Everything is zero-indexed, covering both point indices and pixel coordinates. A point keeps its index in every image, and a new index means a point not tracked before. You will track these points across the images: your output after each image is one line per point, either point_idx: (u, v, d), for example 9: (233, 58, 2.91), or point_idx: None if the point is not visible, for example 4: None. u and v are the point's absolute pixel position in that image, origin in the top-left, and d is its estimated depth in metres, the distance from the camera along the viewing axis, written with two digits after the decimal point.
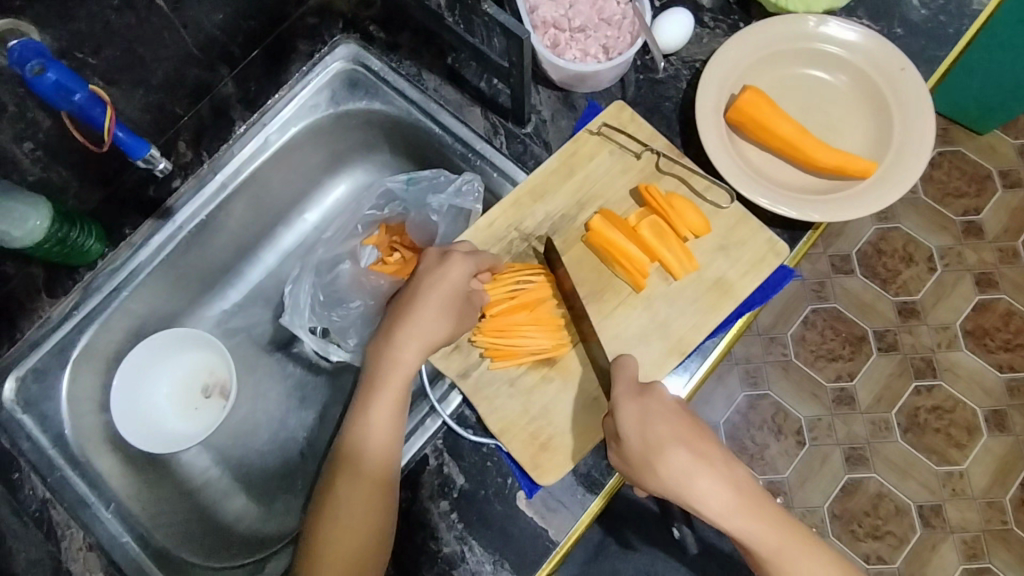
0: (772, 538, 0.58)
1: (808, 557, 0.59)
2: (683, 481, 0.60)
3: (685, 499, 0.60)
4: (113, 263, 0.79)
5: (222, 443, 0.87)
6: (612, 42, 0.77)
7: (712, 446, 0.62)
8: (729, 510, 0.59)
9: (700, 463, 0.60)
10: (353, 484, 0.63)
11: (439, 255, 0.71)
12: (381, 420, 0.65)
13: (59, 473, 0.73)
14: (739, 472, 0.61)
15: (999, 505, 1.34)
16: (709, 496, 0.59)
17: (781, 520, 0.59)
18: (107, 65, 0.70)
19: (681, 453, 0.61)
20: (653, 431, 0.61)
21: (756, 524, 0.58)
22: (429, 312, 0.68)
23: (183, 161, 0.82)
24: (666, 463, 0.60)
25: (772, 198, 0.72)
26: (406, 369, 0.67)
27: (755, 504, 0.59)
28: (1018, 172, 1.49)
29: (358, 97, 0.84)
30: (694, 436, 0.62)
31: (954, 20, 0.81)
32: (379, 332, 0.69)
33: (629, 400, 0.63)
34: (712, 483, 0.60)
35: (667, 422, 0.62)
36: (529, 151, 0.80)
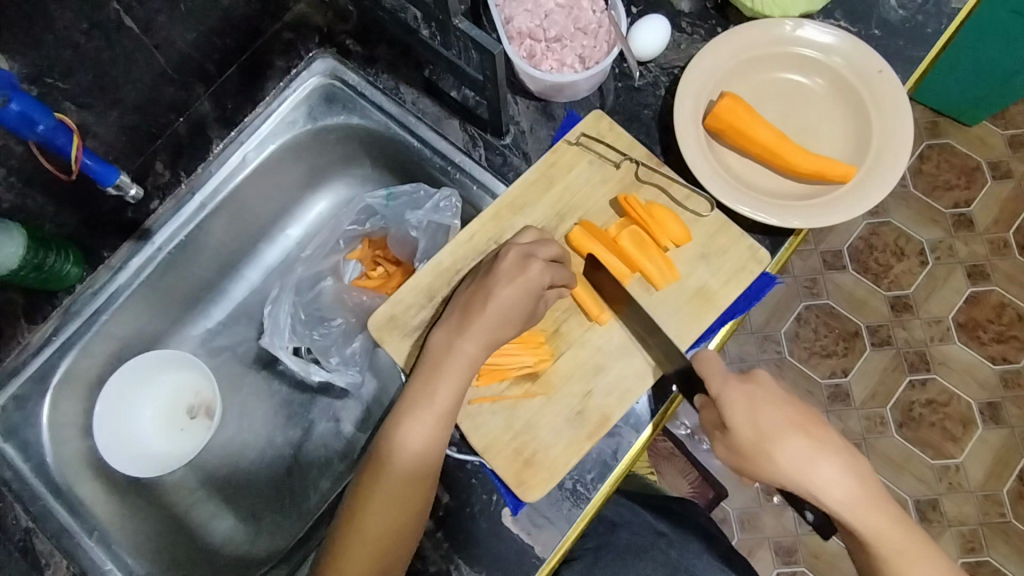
0: (892, 532, 0.60)
1: (926, 559, 0.60)
2: (801, 467, 0.61)
3: (803, 486, 0.62)
4: (93, 286, 0.79)
5: (209, 463, 0.87)
6: (589, 51, 0.76)
7: (830, 436, 0.64)
8: (851, 501, 0.61)
9: (820, 451, 0.62)
10: (394, 476, 0.63)
11: (521, 255, 0.67)
12: (422, 421, 0.64)
13: (42, 501, 0.73)
14: (858, 464, 0.63)
15: (996, 498, 1.34)
16: (829, 484, 0.61)
17: (899, 516, 0.61)
18: (78, 90, 0.69)
19: (798, 440, 0.62)
20: (766, 421, 0.62)
21: (876, 516, 0.60)
22: (500, 317, 0.65)
23: (160, 182, 0.82)
24: (783, 450, 0.62)
25: (752, 205, 0.71)
26: (461, 372, 0.65)
27: (873, 495, 0.61)
28: (1007, 164, 1.49)
29: (336, 112, 0.83)
30: (807, 424, 0.64)
31: (933, 19, 0.80)
32: (447, 323, 0.67)
33: (733, 386, 0.63)
34: (833, 472, 0.61)
35: (783, 409, 0.63)
36: (509, 163, 0.80)
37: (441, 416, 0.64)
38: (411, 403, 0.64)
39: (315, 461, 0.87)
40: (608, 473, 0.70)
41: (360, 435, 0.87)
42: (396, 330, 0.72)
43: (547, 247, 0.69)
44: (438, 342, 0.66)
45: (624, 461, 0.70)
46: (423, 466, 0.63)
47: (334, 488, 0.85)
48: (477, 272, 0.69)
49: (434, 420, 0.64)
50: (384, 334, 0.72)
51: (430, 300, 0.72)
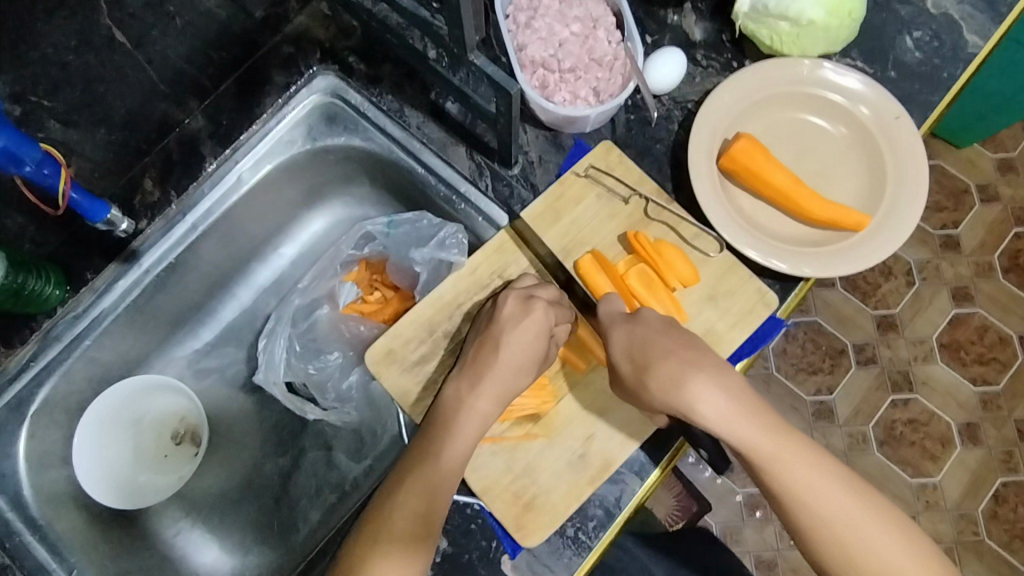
0: (764, 442, 0.58)
1: (803, 461, 0.57)
2: (673, 390, 0.60)
3: (678, 406, 0.60)
4: (73, 310, 0.75)
5: (194, 489, 0.84)
6: (603, 85, 0.74)
7: (708, 356, 0.62)
8: (722, 415, 0.58)
9: (693, 370, 0.60)
10: (396, 538, 0.60)
11: (521, 298, 0.67)
12: (428, 485, 0.62)
13: (19, 537, 0.70)
14: (732, 380, 0.60)
15: (971, 517, 1.36)
16: (700, 401, 0.59)
17: (777, 429, 0.58)
18: (64, 107, 0.65)
19: (670, 362, 0.61)
20: (640, 348, 0.63)
21: (746, 425, 0.58)
22: (514, 364, 0.65)
23: (149, 201, 0.78)
24: (657, 374, 0.61)
25: (764, 251, 0.70)
26: (468, 433, 0.64)
27: (750, 407, 0.59)
28: (995, 187, 1.50)
29: (337, 133, 0.80)
30: (683, 348, 0.62)
31: (949, 63, 0.80)
32: (461, 374, 0.66)
33: (616, 325, 0.66)
34: (704, 388, 0.59)
35: (663, 337, 0.63)
36: (516, 194, 0.77)
37: (446, 476, 0.63)
38: (417, 463, 0.64)
39: (304, 490, 0.84)
40: (611, 522, 0.68)
41: (352, 464, 0.85)
42: (394, 364, 0.70)
43: (547, 288, 0.69)
44: (449, 398, 0.65)
45: (627, 508, 0.69)
46: (425, 533, 0.61)
47: (323, 519, 0.83)
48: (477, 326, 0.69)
49: (440, 479, 0.63)
50: (382, 369, 0.69)
51: (430, 335, 0.70)
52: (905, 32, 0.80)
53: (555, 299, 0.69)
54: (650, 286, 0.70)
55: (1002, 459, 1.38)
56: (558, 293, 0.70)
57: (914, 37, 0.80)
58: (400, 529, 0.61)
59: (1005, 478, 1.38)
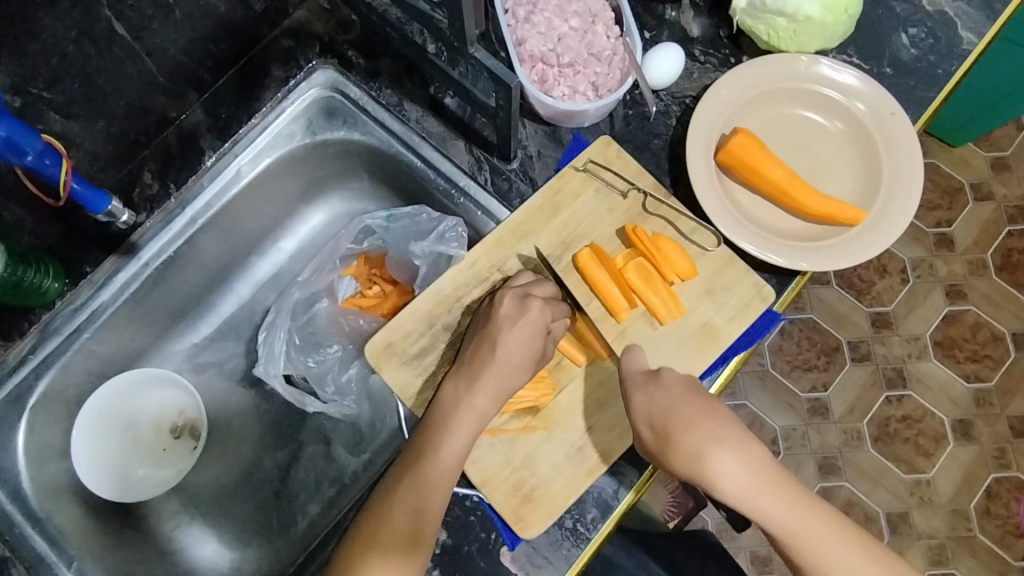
0: (785, 516, 0.59)
1: (826, 535, 0.58)
2: (693, 462, 0.62)
3: (700, 480, 0.62)
4: (73, 302, 0.75)
5: (193, 483, 0.84)
6: (602, 79, 0.74)
7: (729, 425, 0.63)
8: (743, 488, 0.60)
9: (715, 443, 0.62)
10: (398, 528, 0.61)
11: (517, 297, 0.67)
12: (427, 479, 0.63)
13: (18, 530, 0.70)
14: (754, 452, 0.62)
15: (964, 513, 1.37)
16: (721, 475, 0.61)
17: (799, 501, 0.59)
18: (64, 99, 0.65)
19: (692, 434, 0.62)
20: (662, 415, 0.63)
21: (767, 497, 0.59)
22: (509, 366, 0.66)
23: (148, 194, 0.78)
24: (678, 444, 0.62)
25: (762, 246, 0.70)
26: (467, 428, 0.64)
27: (771, 481, 0.60)
28: (989, 185, 1.51)
29: (336, 127, 0.80)
30: (704, 415, 0.63)
31: (944, 60, 0.80)
32: (460, 370, 0.67)
33: (637, 386, 0.65)
34: (724, 460, 0.61)
35: (685, 403, 0.64)
36: (514, 188, 0.77)
37: (445, 470, 0.63)
38: (416, 455, 0.64)
39: (303, 484, 0.84)
40: (609, 514, 0.69)
41: (351, 458, 0.85)
42: (394, 357, 0.70)
43: (543, 286, 0.69)
44: (448, 396, 0.66)
45: (625, 501, 0.69)
46: (425, 523, 0.62)
47: (322, 512, 0.83)
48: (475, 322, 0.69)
49: (439, 474, 0.63)
50: (382, 362, 0.70)
51: (429, 328, 0.71)
52: (900, 29, 0.81)
53: (551, 297, 0.70)
54: (648, 281, 0.70)
55: (994, 456, 1.40)
56: (554, 291, 0.70)
57: (909, 34, 0.81)
58: (402, 521, 0.61)
59: (998, 474, 1.39)
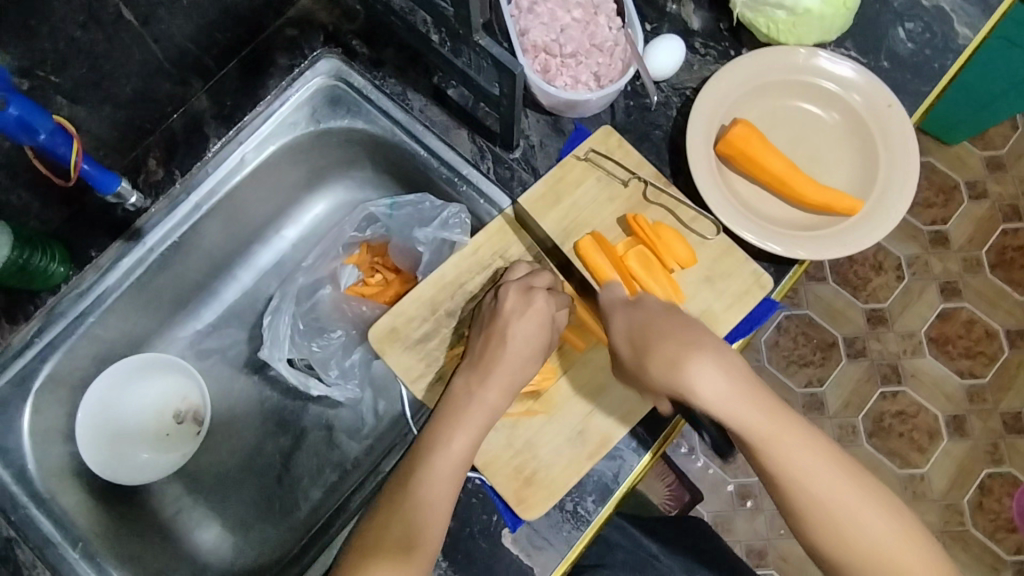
0: (763, 424, 0.58)
1: (801, 446, 0.58)
2: (671, 370, 0.60)
3: (677, 387, 0.60)
4: (78, 288, 0.75)
5: (195, 468, 0.85)
6: (603, 70, 0.75)
7: (705, 337, 0.61)
8: (723, 396, 0.58)
9: (692, 352, 0.60)
10: (410, 519, 0.62)
11: (521, 290, 0.68)
12: (439, 470, 0.63)
13: (23, 511, 0.70)
14: (732, 361, 0.59)
15: (957, 507, 1.39)
16: (699, 382, 0.58)
17: (776, 411, 0.58)
18: (71, 83, 0.66)
19: (669, 344, 0.61)
20: (640, 330, 0.64)
21: (746, 406, 0.57)
22: (520, 359, 0.67)
23: (152, 179, 0.78)
24: (655, 355, 0.61)
25: (761, 234, 0.71)
26: (475, 416, 0.65)
27: (751, 390, 0.58)
28: (983, 184, 1.52)
29: (340, 116, 0.81)
30: (681, 331, 0.62)
31: (940, 54, 0.81)
32: (471, 363, 0.67)
33: (618, 310, 0.67)
34: (702, 365, 0.59)
35: (660, 320, 0.64)
36: (516, 177, 0.78)
37: (456, 462, 0.64)
38: (427, 447, 0.64)
39: (305, 471, 0.85)
40: (609, 497, 0.70)
41: (353, 445, 0.86)
42: (397, 342, 0.71)
43: (542, 275, 0.70)
44: (459, 389, 0.67)
45: (624, 485, 0.70)
46: (436, 512, 0.62)
47: (323, 499, 0.83)
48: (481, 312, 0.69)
49: (450, 468, 0.63)
50: (385, 346, 0.71)
51: (433, 313, 0.72)
52: (898, 23, 0.82)
53: (552, 286, 0.70)
54: (648, 268, 0.71)
55: (987, 451, 1.41)
56: (553, 279, 0.71)
57: (906, 28, 0.82)
58: (413, 511, 0.62)
59: (990, 469, 1.41)
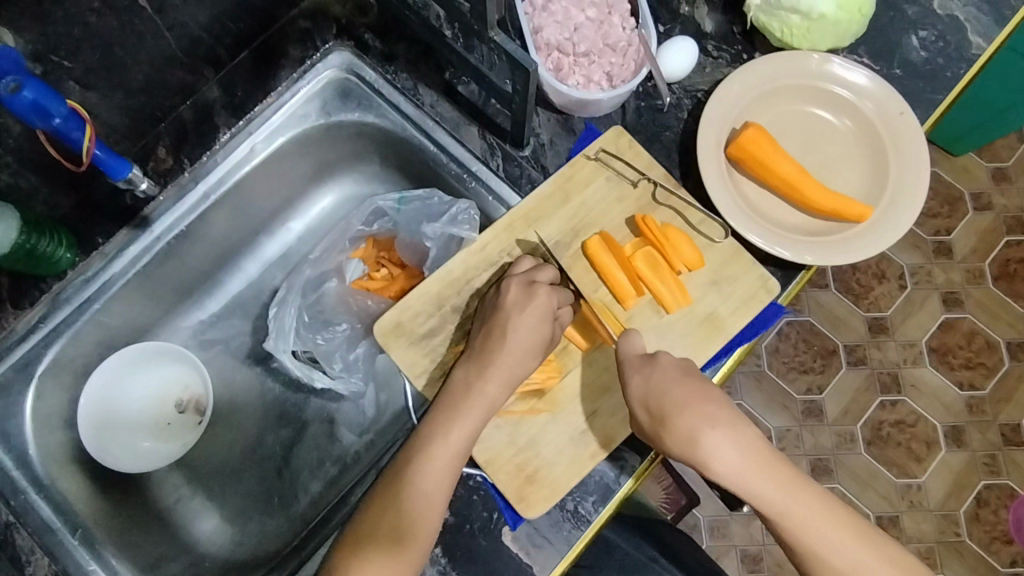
0: (780, 498, 0.58)
1: (821, 517, 0.58)
2: (688, 444, 0.60)
3: (695, 462, 0.61)
4: (84, 273, 0.75)
5: (195, 458, 0.85)
6: (616, 70, 0.75)
7: (724, 407, 0.61)
8: (738, 471, 0.59)
9: (710, 424, 0.60)
10: (407, 510, 0.62)
11: (524, 284, 0.68)
12: (437, 462, 0.63)
13: (23, 496, 0.70)
14: (750, 436, 0.60)
15: (953, 518, 1.39)
16: (715, 458, 0.59)
17: (793, 484, 0.59)
18: (84, 69, 0.66)
19: (687, 415, 0.61)
20: (658, 398, 0.62)
21: (762, 482, 0.58)
22: (519, 351, 0.66)
23: (161, 167, 0.78)
24: (673, 424, 0.61)
25: (770, 239, 0.71)
26: (479, 412, 0.65)
27: (766, 463, 0.59)
28: (989, 196, 1.52)
29: (350, 109, 0.81)
30: (700, 399, 0.62)
31: (952, 63, 0.81)
32: (471, 356, 0.67)
33: (633, 369, 0.65)
34: (719, 440, 0.59)
35: (678, 385, 0.63)
36: (526, 175, 0.78)
37: (454, 455, 0.63)
38: (425, 439, 0.64)
39: (305, 463, 0.85)
40: (610, 498, 0.70)
41: (353, 439, 0.86)
42: (401, 337, 0.71)
43: (548, 270, 0.70)
44: (459, 381, 0.66)
45: (625, 486, 0.70)
46: (432, 504, 0.62)
47: (323, 492, 0.83)
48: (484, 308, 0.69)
49: (448, 462, 0.63)
50: (390, 341, 0.70)
51: (438, 309, 0.71)
52: (911, 31, 0.82)
53: (555, 282, 0.70)
54: (656, 270, 0.71)
55: (985, 463, 1.41)
56: (557, 275, 0.71)
57: (920, 36, 0.82)
58: (410, 503, 0.62)
59: (988, 481, 1.41)
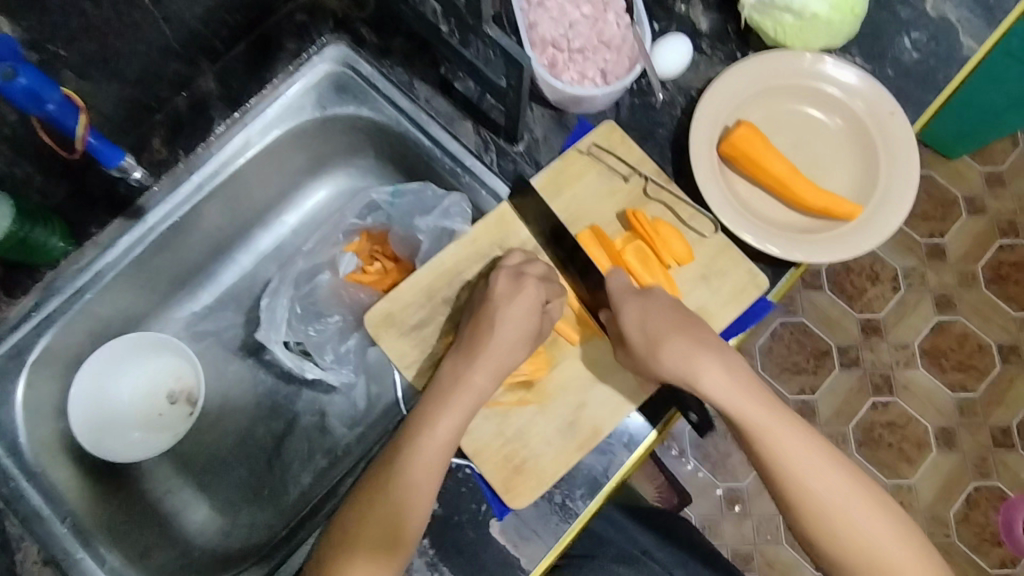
0: (759, 413, 0.63)
1: (794, 435, 0.63)
2: (681, 359, 0.64)
3: (685, 378, 0.64)
4: (77, 263, 0.75)
5: (186, 449, 0.85)
6: (610, 67, 0.75)
7: (710, 333, 0.66)
8: (723, 385, 0.64)
9: (700, 345, 0.65)
10: (393, 501, 0.62)
11: (511, 276, 0.68)
12: (425, 454, 0.63)
13: (13, 484, 0.70)
14: (733, 358, 0.65)
15: (943, 518, 1.39)
16: (704, 374, 0.64)
17: (770, 402, 0.64)
18: (79, 58, 0.66)
19: (681, 336, 0.65)
20: (654, 324, 0.65)
21: (745, 399, 0.64)
22: (508, 343, 0.66)
23: (156, 158, 0.78)
24: (668, 345, 0.64)
25: (760, 236, 0.72)
26: (468, 403, 0.65)
27: (747, 380, 0.64)
28: (982, 200, 1.53)
29: (345, 103, 0.81)
30: (692, 324, 0.66)
31: (944, 65, 0.82)
32: (460, 347, 0.67)
33: (627, 300, 0.66)
34: (707, 358, 0.64)
35: (670, 313, 0.66)
36: (519, 170, 0.78)
37: (441, 446, 0.64)
38: (414, 430, 0.65)
39: (296, 455, 0.85)
40: (597, 491, 0.70)
41: (345, 432, 0.86)
42: (392, 328, 0.71)
43: (535, 264, 0.70)
44: (447, 372, 0.67)
45: (613, 479, 0.71)
46: (419, 496, 0.62)
47: (314, 485, 0.84)
48: (473, 300, 0.70)
49: (435, 453, 0.63)
50: (381, 332, 0.71)
51: (429, 301, 0.72)
52: (903, 33, 0.83)
53: (544, 274, 0.70)
54: (645, 263, 0.72)
55: (975, 464, 1.42)
56: (546, 268, 0.71)
57: (912, 38, 0.83)
58: (396, 494, 0.62)
59: (978, 482, 1.41)
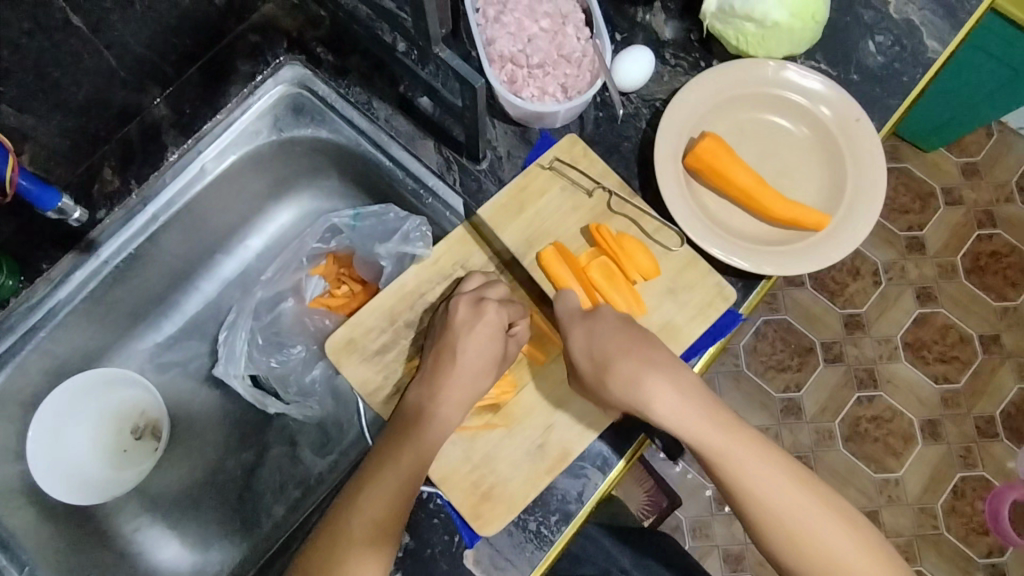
0: (716, 435, 0.60)
1: (751, 455, 0.60)
2: (628, 384, 0.62)
3: (634, 404, 0.62)
4: (28, 301, 0.73)
5: (154, 484, 0.83)
6: (571, 81, 0.74)
7: (659, 351, 0.64)
8: (674, 409, 0.61)
9: (647, 367, 0.63)
10: (354, 540, 0.60)
11: (472, 301, 0.67)
12: (387, 488, 0.62)
13: None
14: (685, 379, 0.62)
15: (930, 511, 1.39)
16: (654, 397, 0.61)
17: (728, 423, 0.61)
18: (17, 91, 0.63)
19: (628, 359, 0.63)
20: (600, 347, 0.64)
21: (699, 421, 0.60)
22: (471, 371, 0.65)
23: (108, 189, 0.76)
24: (614, 369, 0.63)
25: (725, 249, 0.71)
26: (433, 434, 0.64)
27: (701, 403, 0.61)
28: (959, 191, 1.54)
29: (304, 125, 0.79)
30: (641, 345, 0.64)
31: (909, 68, 0.81)
32: (421, 376, 0.66)
33: (574, 323, 0.67)
34: (658, 382, 0.62)
35: (619, 334, 0.65)
36: (483, 189, 0.76)
37: (405, 480, 0.62)
38: (377, 464, 0.63)
39: (268, 486, 0.83)
40: (572, 517, 0.69)
41: (317, 459, 0.84)
42: (355, 353, 0.69)
43: (496, 287, 0.69)
44: (411, 403, 0.65)
45: (589, 503, 0.69)
46: (384, 534, 0.60)
47: (288, 516, 0.82)
48: (437, 326, 0.68)
49: (399, 488, 0.62)
50: (343, 359, 0.69)
51: (391, 325, 0.70)
52: (868, 36, 0.82)
53: (505, 297, 0.69)
54: (609, 279, 0.70)
55: (961, 456, 1.42)
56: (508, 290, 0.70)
57: (876, 41, 0.82)
58: (357, 531, 0.60)
59: (963, 473, 1.42)
